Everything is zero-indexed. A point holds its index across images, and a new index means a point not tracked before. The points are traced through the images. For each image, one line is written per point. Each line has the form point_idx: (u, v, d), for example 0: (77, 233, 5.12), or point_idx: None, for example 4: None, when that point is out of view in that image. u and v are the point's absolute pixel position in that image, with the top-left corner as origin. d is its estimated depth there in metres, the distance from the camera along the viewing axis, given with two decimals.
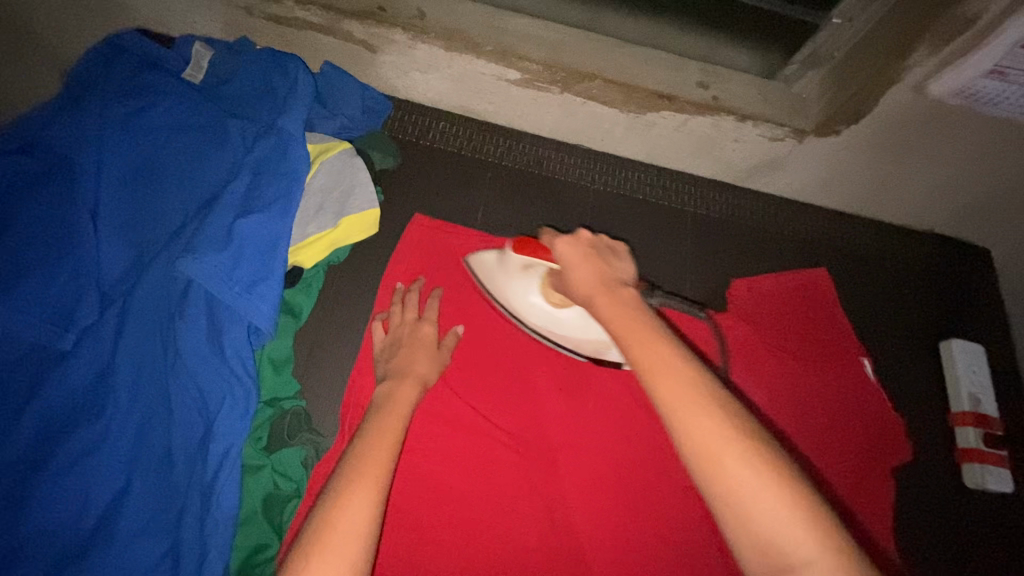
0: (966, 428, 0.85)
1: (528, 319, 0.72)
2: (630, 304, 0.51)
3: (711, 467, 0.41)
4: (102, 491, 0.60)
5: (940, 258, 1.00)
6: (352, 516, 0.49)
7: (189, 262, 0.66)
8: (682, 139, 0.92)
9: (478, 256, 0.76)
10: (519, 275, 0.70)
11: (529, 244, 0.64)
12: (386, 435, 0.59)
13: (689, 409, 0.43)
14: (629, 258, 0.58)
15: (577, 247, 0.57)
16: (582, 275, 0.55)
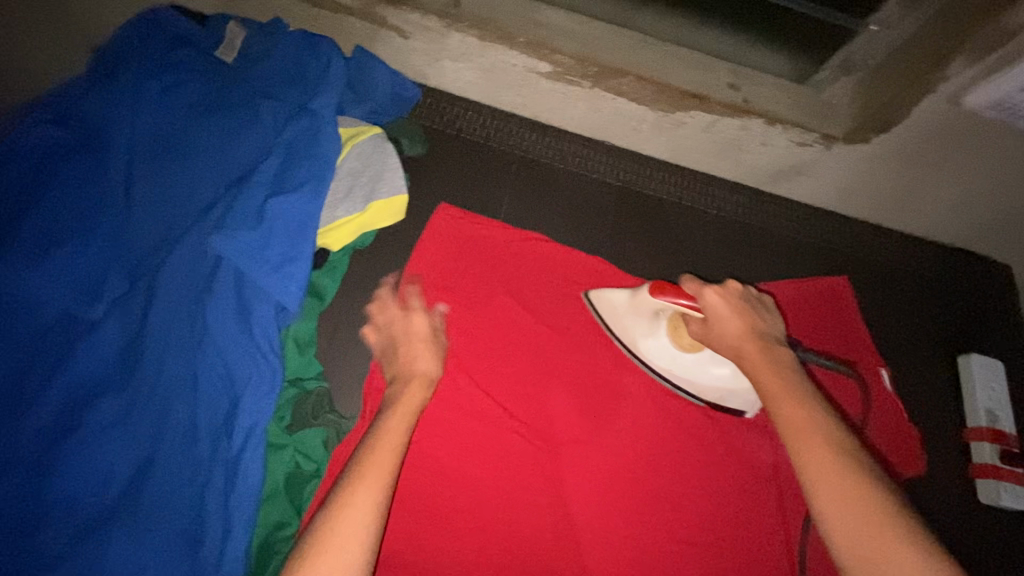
0: (983, 444, 0.85)
1: (651, 361, 0.71)
2: (778, 362, 0.58)
3: (839, 525, 0.49)
4: (127, 460, 0.61)
5: (962, 272, 0.99)
6: (352, 520, 0.50)
7: (219, 238, 0.67)
8: (709, 140, 0.92)
9: (602, 293, 0.75)
10: (650, 318, 0.69)
11: (668, 287, 0.61)
12: (393, 433, 0.59)
13: (830, 474, 0.51)
14: (775, 316, 0.64)
15: (728, 298, 0.62)
16: (729, 328, 0.60)
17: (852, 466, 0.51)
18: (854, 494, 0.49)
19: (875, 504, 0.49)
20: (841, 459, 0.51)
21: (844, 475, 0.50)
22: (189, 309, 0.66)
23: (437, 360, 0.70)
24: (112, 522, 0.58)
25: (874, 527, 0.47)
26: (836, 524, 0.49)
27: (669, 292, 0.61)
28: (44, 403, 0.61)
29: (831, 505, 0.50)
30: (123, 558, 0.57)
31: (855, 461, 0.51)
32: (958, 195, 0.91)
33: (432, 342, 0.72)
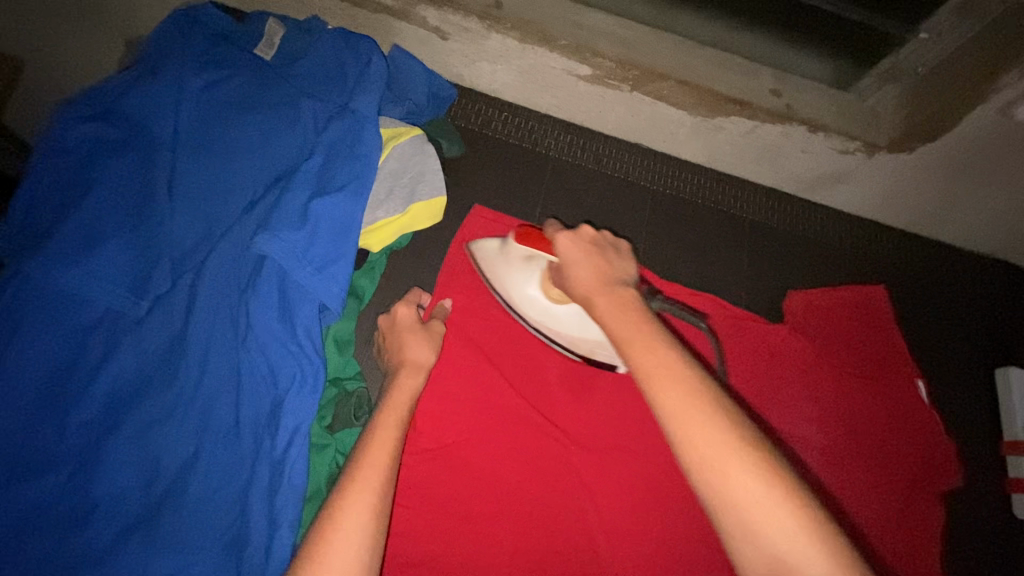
0: (1020, 459, 0.84)
1: (527, 313, 0.73)
2: (626, 303, 0.52)
3: (711, 474, 0.41)
4: (172, 457, 0.61)
5: (1001, 283, 0.98)
6: (349, 526, 0.50)
7: (265, 237, 0.66)
8: (747, 145, 0.91)
9: (479, 244, 0.76)
10: (521, 266, 0.70)
11: (532, 234, 0.63)
12: (386, 437, 0.58)
13: (687, 420, 0.43)
14: (633, 259, 0.58)
15: (580, 243, 0.58)
16: (582, 273, 0.56)
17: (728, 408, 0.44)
18: (724, 442, 0.42)
19: (755, 450, 0.42)
20: (698, 404, 0.43)
21: (702, 419, 0.43)
22: (231, 308, 0.66)
23: (430, 348, 0.71)
24: (158, 520, 0.58)
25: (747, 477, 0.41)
26: (706, 472, 0.42)
27: (532, 239, 0.63)
28: (89, 399, 0.61)
29: (694, 451, 0.42)
30: (167, 556, 0.57)
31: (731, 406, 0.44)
32: (1001, 206, 0.89)
33: (422, 334, 0.72)
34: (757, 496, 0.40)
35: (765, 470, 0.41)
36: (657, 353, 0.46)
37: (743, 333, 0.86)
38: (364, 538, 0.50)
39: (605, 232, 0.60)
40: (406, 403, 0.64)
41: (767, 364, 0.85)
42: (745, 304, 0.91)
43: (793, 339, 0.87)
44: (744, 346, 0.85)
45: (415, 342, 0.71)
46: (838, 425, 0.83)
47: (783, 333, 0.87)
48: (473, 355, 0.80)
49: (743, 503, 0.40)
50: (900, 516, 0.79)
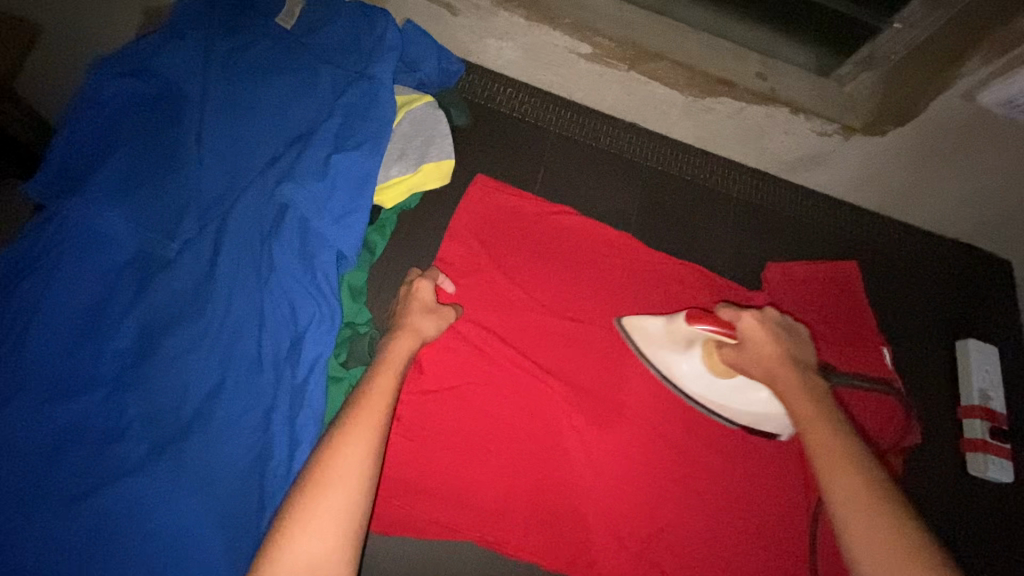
0: (973, 420, 0.91)
1: (689, 387, 0.77)
2: (811, 391, 0.63)
3: (864, 551, 0.53)
4: (201, 384, 0.67)
5: (965, 265, 1.05)
6: (346, 468, 0.55)
7: (290, 186, 0.73)
8: (734, 126, 0.97)
9: (635, 320, 0.81)
10: (683, 345, 0.75)
11: (704, 315, 0.69)
12: (380, 394, 0.62)
13: (859, 504, 0.55)
14: (809, 343, 0.69)
15: (767, 323, 0.68)
16: (766, 350, 0.66)
17: (891, 507, 0.54)
18: (885, 519, 0.53)
19: (909, 545, 0.51)
20: (865, 491, 0.55)
21: (865, 499, 0.55)
22: (256, 252, 0.72)
23: (439, 323, 0.75)
24: (188, 436, 0.64)
25: (901, 555, 0.51)
26: (862, 552, 0.53)
27: (707, 319, 0.68)
28: (125, 329, 0.67)
29: (854, 529, 0.54)
30: (198, 470, 0.63)
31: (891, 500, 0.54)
32: (967, 189, 0.96)
33: (431, 309, 0.76)
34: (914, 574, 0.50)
35: (919, 565, 0.50)
36: (834, 443, 0.59)
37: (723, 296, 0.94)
38: (360, 481, 0.55)
39: (785, 315, 0.70)
40: (401, 358, 0.68)
41: None
42: (728, 274, 0.97)
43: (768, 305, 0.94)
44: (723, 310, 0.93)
45: (422, 313, 0.75)
46: None
47: (760, 300, 0.94)
48: (475, 309, 0.86)
49: None
50: None
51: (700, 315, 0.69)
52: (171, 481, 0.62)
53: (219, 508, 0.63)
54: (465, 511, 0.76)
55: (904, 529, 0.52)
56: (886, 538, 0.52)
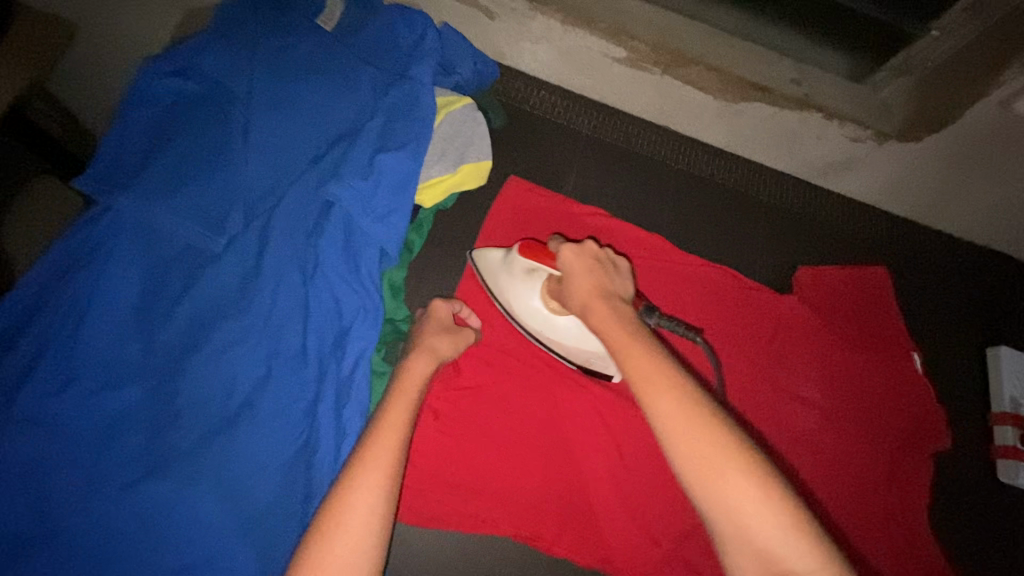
0: (1005, 427, 0.91)
1: (526, 323, 0.75)
2: (626, 317, 0.56)
3: (709, 479, 0.44)
4: (248, 375, 0.68)
5: (995, 272, 1.05)
6: (357, 514, 0.53)
7: (335, 185, 0.74)
8: (767, 130, 0.98)
9: (483, 251, 0.79)
10: (521, 277, 0.73)
11: (535, 247, 0.67)
12: (390, 434, 0.60)
13: (680, 417, 0.46)
14: (628, 274, 0.64)
15: (582, 256, 0.62)
16: (583, 284, 0.60)
17: (718, 416, 0.47)
18: (710, 442, 0.45)
19: (734, 450, 0.45)
20: (685, 404, 0.47)
21: (693, 414, 0.46)
22: (301, 247, 0.73)
23: (457, 345, 0.76)
24: (237, 425, 0.66)
25: (739, 480, 0.44)
26: (699, 477, 0.44)
27: (539, 254, 0.67)
28: (173, 321, 0.68)
29: (683, 451, 0.45)
30: (248, 456, 0.66)
31: (713, 413, 0.47)
32: (998, 198, 0.97)
33: (448, 329, 0.76)
34: (744, 493, 0.43)
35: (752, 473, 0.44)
36: (653, 359, 0.50)
37: (755, 300, 0.94)
38: (371, 524, 0.53)
39: (607, 248, 0.65)
40: (416, 386, 0.66)
41: (777, 330, 0.93)
42: (757, 276, 0.98)
43: (800, 309, 0.94)
44: (754, 311, 0.93)
45: (438, 332, 0.75)
46: (839, 387, 0.90)
47: (792, 302, 0.95)
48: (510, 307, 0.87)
49: (737, 512, 0.43)
50: (891, 471, 0.87)
51: (534, 248, 0.68)
52: (225, 466, 0.65)
53: (272, 492, 0.66)
54: (503, 506, 0.77)
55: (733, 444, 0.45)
56: (723, 458, 0.45)
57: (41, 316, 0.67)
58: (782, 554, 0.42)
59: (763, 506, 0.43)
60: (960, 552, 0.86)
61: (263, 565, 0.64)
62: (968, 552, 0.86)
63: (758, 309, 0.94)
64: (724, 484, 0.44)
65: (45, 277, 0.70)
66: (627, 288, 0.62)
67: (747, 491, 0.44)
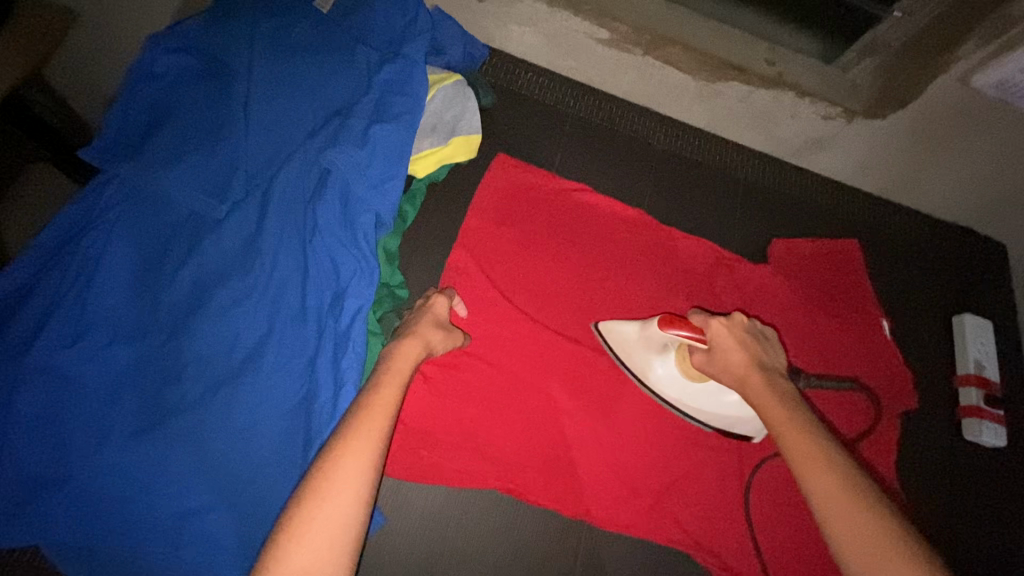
0: (969, 388, 0.96)
1: (663, 391, 0.78)
2: (780, 394, 0.65)
3: (874, 564, 0.51)
4: (251, 333, 0.72)
5: (961, 246, 1.10)
6: (348, 476, 0.53)
7: (333, 152, 0.79)
8: (743, 110, 1.03)
9: (613, 324, 0.80)
10: (659, 349, 0.75)
11: (678, 320, 0.67)
12: (382, 406, 0.60)
13: (841, 504, 0.55)
14: (776, 349, 0.72)
15: (734, 329, 0.69)
16: (735, 358, 0.67)
17: (879, 506, 0.55)
18: (876, 529, 0.53)
19: (898, 538, 0.52)
20: (847, 492, 0.56)
21: (854, 503, 0.55)
22: (300, 213, 0.77)
23: (449, 344, 0.77)
24: (241, 377, 0.70)
25: (903, 566, 0.51)
26: (863, 558, 0.52)
27: (679, 325, 0.67)
28: (179, 281, 0.72)
29: (846, 535, 0.54)
30: (252, 408, 0.69)
31: (874, 501, 0.55)
32: (963, 173, 1.02)
33: (442, 325, 0.77)
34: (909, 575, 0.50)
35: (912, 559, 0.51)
36: (814, 446, 0.59)
37: (732, 269, 0.99)
38: (361, 481, 0.53)
39: (753, 320, 0.72)
40: (407, 367, 0.67)
41: (755, 299, 0.97)
42: (736, 248, 1.03)
43: (776, 278, 0.99)
44: (732, 279, 0.98)
45: (434, 324, 0.75)
46: (813, 351, 0.95)
47: (767, 271, 0.99)
48: (499, 276, 0.90)
49: None
50: (863, 428, 0.91)
51: (673, 320, 0.68)
52: (228, 417, 0.68)
53: (275, 444, 0.69)
54: (494, 463, 0.80)
55: (895, 533, 0.53)
56: (883, 541, 0.52)
57: (52, 275, 0.70)
58: None
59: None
60: (929, 505, 0.90)
61: (265, 511, 0.67)
62: (936, 505, 0.90)
63: (736, 278, 0.98)
64: (881, 566, 0.51)
65: (53, 240, 0.72)
66: (779, 360, 0.71)
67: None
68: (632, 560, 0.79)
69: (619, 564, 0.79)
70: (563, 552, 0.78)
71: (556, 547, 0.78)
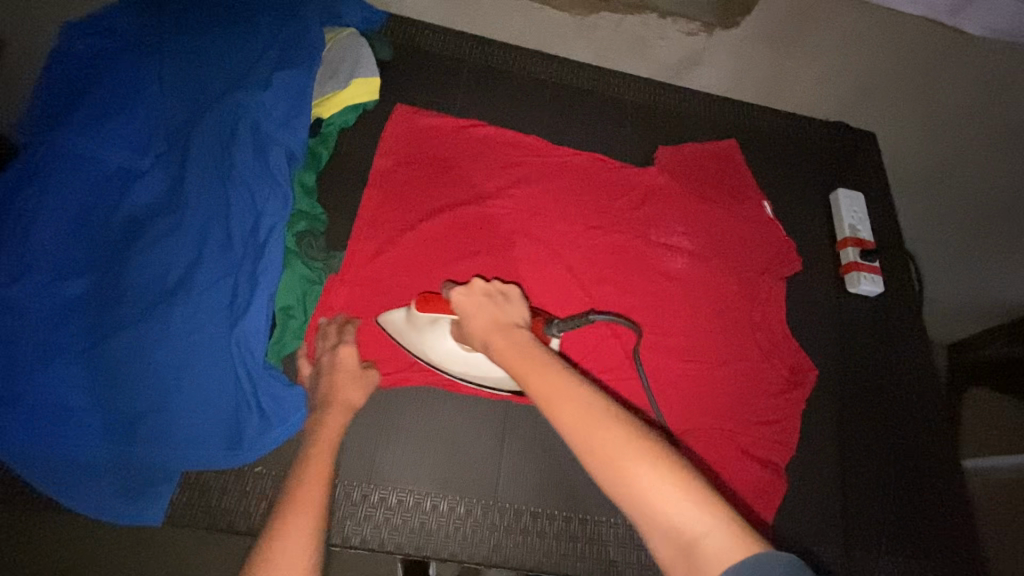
0: (847, 249, 1.07)
1: (452, 368, 0.78)
2: (517, 339, 0.60)
3: (613, 475, 0.45)
4: (180, 260, 0.80)
5: (834, 136, 1.21)
6: (294, 541, 0.57)
7: (244, 99, 0.89)
8: (620, 38, 1.20)
9: (388, 315, 0.83)
10: (429, 325, 0.76)
11: (431, 298, 0.73)
12: (318, 466, 0.67)
13: (577, 415, 0.49)
14: (521, 302, 0.68)
15: (473, 297, 0.67)
16: (479, 320, 0.64)
17: (616, 415, 0.49)
18: (617, 438, 0.47)
19: (638, 437, 0.47)
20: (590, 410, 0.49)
21: (600, 423, 0.48)
22: (217, 155, 0.86)
23: (364, 387, 0.79)
24: (176, 295, 0.78)
25: (640, 468, 0.45)
26: (601, 474, 0.46)
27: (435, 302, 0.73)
28: (114, 226, 0.81)
29: (592, 451, 0.47)
30: (185, 321, 0.77)
31: (607, 409, 0.49)
32: (811, 69, 1.25)
33: (356, 375, 0.79)
34: (653, 481, 0.44)
35: (644, 452, 0.46)
36: (550, 371, 0.54)
37: (626, 172, 1.07)
38: (309, 549, 0.57)
39: (494, 282, 0.70)
40: (335, 437, 0.72)
41: (648, 198, 1.06)
42: (631, 158, 1.10)
43: (666, 177, 1.08)
44: (628, 182, 1.06)
45: (348, 381, 0.78)
46: (704, 236, 1.05)
47: (656, 171, 1.08)
48: (406, 200, 0.95)
49: (667, 509, 0.43)
50: (754, 293, 1.02)
51: (430, 300, 0.74)
52: (165, 330, 0.76)
53: (210, 351, 0.77)
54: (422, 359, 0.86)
55: (642, 436, 0.47)
56: (626, 455, 0.45)
57: None
58: (687, 527, 0.42)
59: (674, 490, 0.43)
60: (822, 353, 1.01)
61: (213, 409, 0.76)
62: (829, 353, 1.01)
63: (630, 180, 1.06)
64: (627, 476, 0.45)
65: None
66: (525, 315, 0.67)
67: (652, 474, 0.44)
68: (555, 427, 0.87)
69: (545, 432, 0.87)
70: (489, 432, 0.85)
71: (486, 421, 0.86)
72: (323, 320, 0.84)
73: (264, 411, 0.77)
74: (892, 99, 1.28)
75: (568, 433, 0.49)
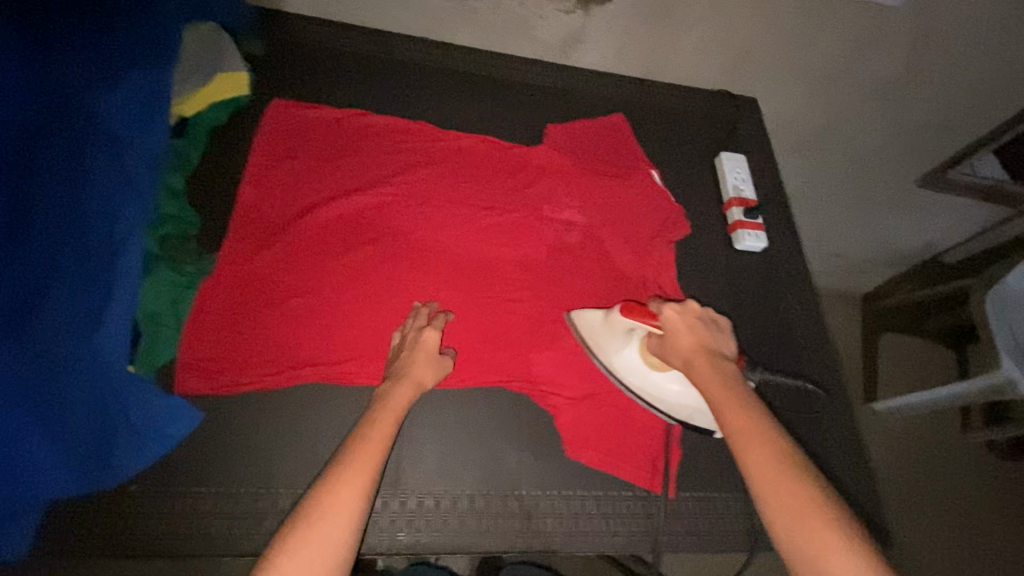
0: (733, 210, 1.12)
1: (625, 378, 0.85)
2: (727, 375, 0.76)
3: (795, 528, 0.63)
4: (26, 275, 0.74)
5: (716, 104, 1.28)
6: (339, 500, 0.65)
7: (92, 104, 0.85)
8: (500, 19, 1.14)
9: (581, 313, 0.90)
10: (624, 335, 0.84)
11: (636, 307, 0.80)
12: (383, 430, 0.73)
13: (775, 472, 0.67)
14: (722, 331, 0.83)
15: (685, 316, 0.80)
16: (686, 343, 0.78)
17: (806, 479, 0.66)
18: (808, 501, 0.64)
19: (823, 503, 0.64)
20: (777, 459, 0.68)
21: (793, 482, 0.66)
22: (64, 163, 0.81)
23: (436, 370, 0.82)
24: (24, 314, 0.72)
25: (823, 528, 0.62)
26: (782, 524, 0.64)
27: (640, 312, 0.79)
28: None
29: (777, 508, 0.65)
30: (36, 340, 0.72)
31: (798, 472, 0.67)
32: (697, 38, 1.21)
33: (431, 354, 0.82)
34: (831, 543, 0.61)
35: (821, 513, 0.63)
36: (749, 420, 0.71)
37: (515, 152, 1.08)
38: (351, 510, 0.65)
39: (704, 309, 0.83)
40: (400, 409, 0.76)
41: (538, 176, 1.07)
42: (523, 137, 1.11)
43: (554, 153, 1.10)
44: (518, 161, 1.07)
45: (425, 361, 0.81)
46: (596, 208, 1.07)
47: (544, 149, 1.10)
48: (284, 195, 0.93)
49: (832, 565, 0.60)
50: (647, 259, 1.05)
51: (632, 309, 0.80)
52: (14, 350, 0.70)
53: (69, 368, 0.73)
54: (309, 356, 0.82)
55: (821, 502, 0.64)
56: (807, 515, 0.63)
57: None
58: None
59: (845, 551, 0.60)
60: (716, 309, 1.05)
61: (74, 428, 0.72)
62: (722, 308, 1.06)
63: (518, 159, 1.07)
64: (812, 533, 0.62)
65: None
66: (727, 346, 0.82)
67: (828, 535, 0.62)
68: (455, 408, 0.87)
69: (445, 414, 0.86)
70: None
71: None
72: (415, 304, 0.89)
73: (133, 424, 0.74)
74: (777, 60, 1.25)
75: (755, 481, 0.67)
